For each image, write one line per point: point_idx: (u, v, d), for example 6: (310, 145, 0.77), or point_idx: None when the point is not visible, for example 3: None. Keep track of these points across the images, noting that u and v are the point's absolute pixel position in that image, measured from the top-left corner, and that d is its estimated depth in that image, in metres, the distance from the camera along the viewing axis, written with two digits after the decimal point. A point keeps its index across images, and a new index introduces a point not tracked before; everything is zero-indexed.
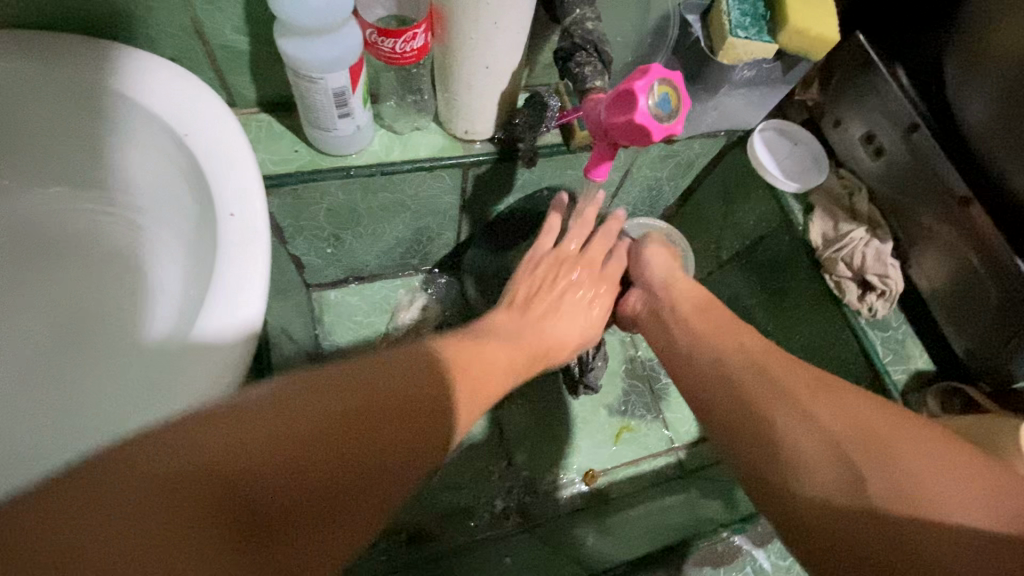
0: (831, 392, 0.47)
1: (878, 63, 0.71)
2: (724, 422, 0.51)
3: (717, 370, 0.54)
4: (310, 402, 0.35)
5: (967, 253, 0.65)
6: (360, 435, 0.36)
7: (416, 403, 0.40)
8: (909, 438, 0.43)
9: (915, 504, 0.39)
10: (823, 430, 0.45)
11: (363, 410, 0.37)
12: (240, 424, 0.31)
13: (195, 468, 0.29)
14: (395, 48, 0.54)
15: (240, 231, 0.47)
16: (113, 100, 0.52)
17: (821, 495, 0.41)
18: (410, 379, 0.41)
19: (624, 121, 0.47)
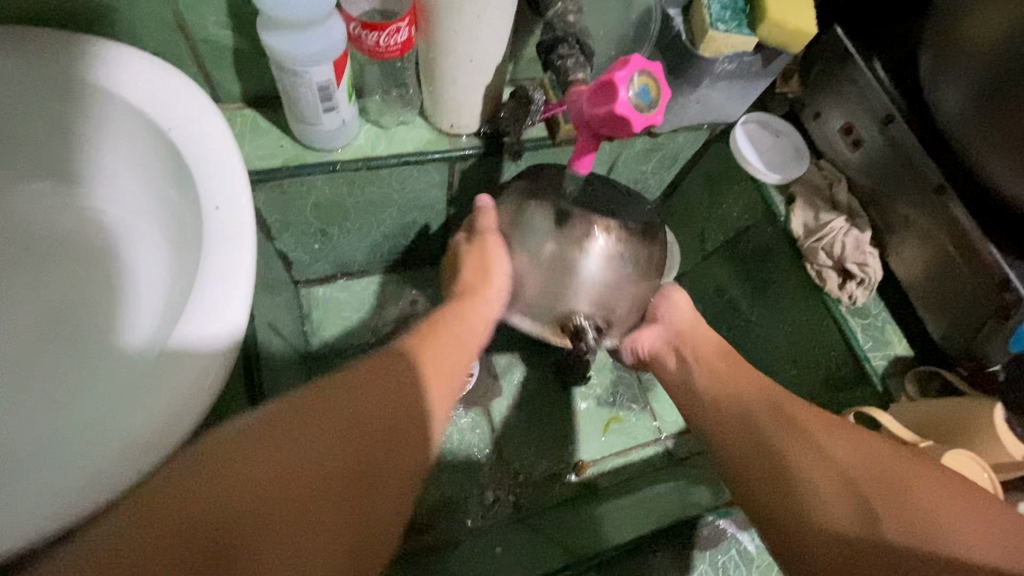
0: (841, 428, 0.51)
1: (855, 54, 0.72)
2: (739, 456, 0.54)
3: (739, 410, 0.56)
4: (284, 439, 0.44)
5: (942, 241, 0.66)
6: (330, 462, 0.44)
7: (373, 421, 0.48)
8: (904, 467, 0.47)
9: (924, 535, 0.43)
10: (835, 466, 0.49)
11: (328, 431, 0.45)
12: (228, 469, 0.40)
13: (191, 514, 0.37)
14: (378, 41, 0.55)
15: (226, 226, 0.47)
16: (96, 96, 0.52)
17: (838, 529, 0.45)
18: (368, 396, 0.49)
19: (605, 113, 0.47)
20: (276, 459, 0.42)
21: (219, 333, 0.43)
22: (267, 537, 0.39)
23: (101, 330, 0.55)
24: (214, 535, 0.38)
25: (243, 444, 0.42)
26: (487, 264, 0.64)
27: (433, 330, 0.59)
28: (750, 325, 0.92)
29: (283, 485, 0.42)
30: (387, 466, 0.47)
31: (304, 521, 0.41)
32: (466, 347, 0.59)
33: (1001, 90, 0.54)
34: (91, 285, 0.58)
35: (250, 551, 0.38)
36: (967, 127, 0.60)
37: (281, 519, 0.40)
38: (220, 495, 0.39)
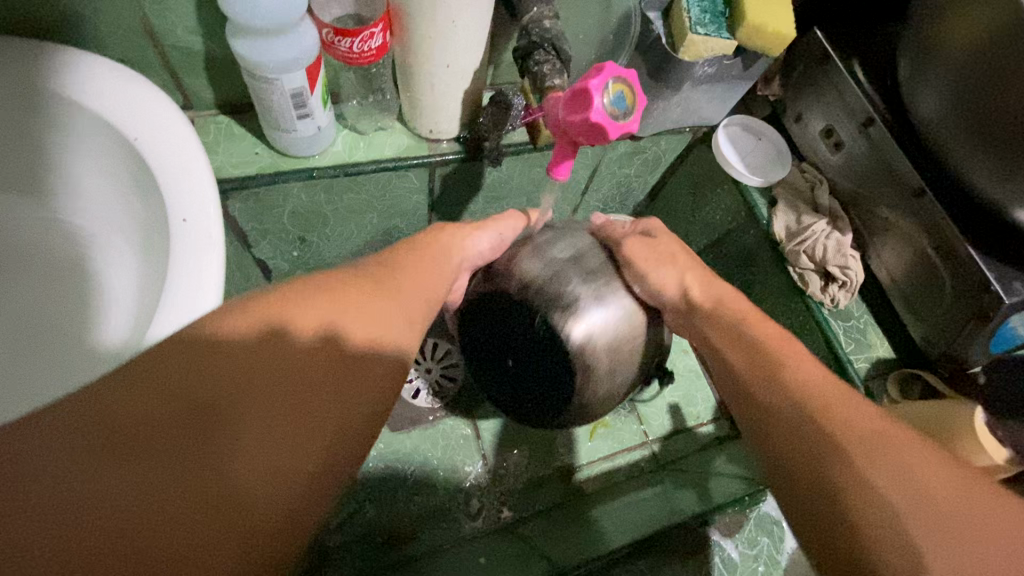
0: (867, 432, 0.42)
1: (834, 57, 0.72)
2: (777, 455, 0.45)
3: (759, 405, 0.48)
4: (255, 324, 0.37)
5: (922, 243, 0.66)
6: (309, 354, 0.37)
7: (343, 313, 0.40)
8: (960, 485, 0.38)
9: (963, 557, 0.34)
10: (861, 478, 0.39)
11: (306, 324, 0.38)
12: (191, 357, 0.34)
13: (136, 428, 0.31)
14: (352, 48, 0.54)
15: (193, 238, 0.46)
16: (59, 105, 0.51)
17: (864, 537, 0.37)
18: (358, 327, 0.40)
19: (581, 121, 0.47)
20: (247, 348, 0.36)
21: None
22: (244, 432, 0.33)
23: (73, 345, 0.54)
24: (183, 430, 0.32)
25: (203, 352, 0.35)
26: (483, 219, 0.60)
27: (409, 253, 0.50)
28: None
29: (252, 375, 0.35)
30: (372, 364, 0.40)
31: (286, 418, 0.35)
32: (443, 277, 0.51)
33: (979, 92, 0.54)
34: (62, 300, 0.56)
35: (223, 443, 0.33)
36: (945, 131, 0.60)
37: (258, 413, 0.34)
38: (183, 378, 0.33)
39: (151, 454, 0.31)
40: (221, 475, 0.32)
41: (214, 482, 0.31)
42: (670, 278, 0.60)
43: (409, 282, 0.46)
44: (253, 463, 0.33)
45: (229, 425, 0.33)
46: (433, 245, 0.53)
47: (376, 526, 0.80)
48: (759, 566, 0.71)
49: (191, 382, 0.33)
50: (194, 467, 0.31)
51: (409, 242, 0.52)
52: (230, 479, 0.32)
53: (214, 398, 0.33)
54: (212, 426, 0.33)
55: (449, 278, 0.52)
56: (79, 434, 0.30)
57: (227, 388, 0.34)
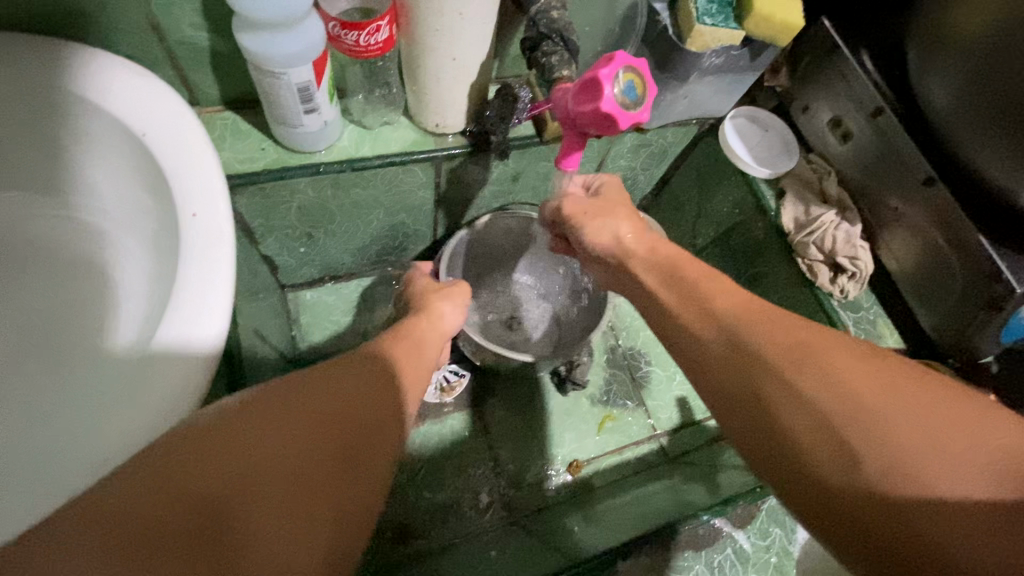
0: (814, 356, 0.41)
1: (842, 47, 0.71)
2: (732, 418, 0.44)
3: (723, 397, 0.44)
4: (268, 405, 0.37)
5: (934, 235, 0.65)
6: (321, 431, 0.37)
7: (346, 381, 0.42)
8: (904, 398, 0.37)
9: (929, 484, 0.33)
10: (813, 411, 0.39)
11: (317, 402, 0.39)
12: (211, 436, 0.33)
13: (162, 504, 0.29)
14: (358, 41, 0.53)
15: (203, 233, 0.46)
16: (70, 103, 0.50)
17: (821, 478, 0.37)
18: (361, 396, 0.42)
19: (592, 110, 0.47)
20: (259, 426, 0.35)
21: (200, 346, 0.41)
22: (268, 508, 0.32)
23: (84, 345, 0.53)
24: (208, 509, 0.30)
25: (223, 425, 0.34)
26: (443, 292, 0.66)
27: (396, 339, 0.54)
28: None
29: (271, 454, 0.34)
30: (375, 441, 0.40)
31: (305, 497, 0.34)
32: (427, 354, 0.54)
33: (991, 82, 0.54)
34: (71, 297, 0.56)
35: (245, 519, 0.31)
36: (956, 118, 0.60)
37: (278, 486, 0.33)
38: (208, 449, 0.32)
39: (187, 528, 0.29)
40: (247, 556, 0.30)
41: (236, 560, 0.30)
42: (604, 228, 0.63)
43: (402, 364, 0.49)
44: (276, 540, 0.32)
45: (253, 504, 0.32)
46: (416, 327, 0.58)
47: (386, 523, 0.79)
48: (770, 556, 0.71)
49: (210, 461, 0.32)
50: (223, 544, 0.30)
51: (398, 327, 0.57)
52: (253, 561, 0.30)
53: (231, 472, 0.32)
54: (240, 497, 0.32)
55: (433, 355, 0.56)
56: (110, 513, 0.28)
57: (241, 465, 0.33)
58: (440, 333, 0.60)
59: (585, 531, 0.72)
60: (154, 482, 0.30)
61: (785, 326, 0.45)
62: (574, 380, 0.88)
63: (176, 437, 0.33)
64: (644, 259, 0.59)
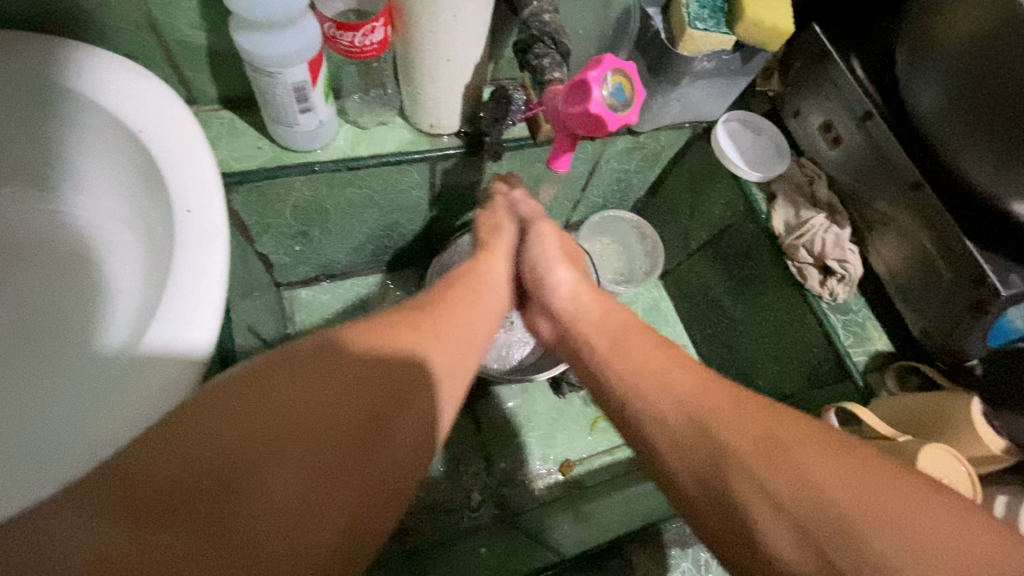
0: (771, 442, 0.43)
1: (832, 53, 0.72)
2: (693, 499, 0.44)
3: (674, 443, 0.46)
4: (271, 384, 0.38)
5: (921, 239, 0.66)
6: (325, 417, 0.38)
7: (369, 352, 0.42)
8: (888, 503, 0.38)
9: (882, 562, 0.36)
10: (767, 491, 0.41)
11: (339, 376, 0.40)
12: (206, 419, 0.36)
13: (171, 481, 0.33)
14: (354, 42, 0.54)
15: (197, 230, 0.46)
16: (68, 99, 0.51)
17: (776, 556, 0.39)
18: (384, 373, 0.42)
19: (581, 112, 0.48)
20: (265, 402, 0.37)
21: (194, 340, 0.42)
22: (283, 483, 0.36)
23: (77, 339, 0.54)
24: (211, 486, 0.34)
25: (229, 401, 0.37)
26: (493, 244, 0.63)
27: (437, 302, 0.51)
28: (735, 322, 0.92)
29: (271, 440, 0.36)
30: (402, 421, 0.41)
31: (309, 486, 0.36)
32: (483, 315, 0.53)
33: (976, 90, 0.55)
34: (63, 292, 0.56)
35: (254, 500, 0.34)
36: (941, 124, 0.61)
37: (289, 461, 0.36)
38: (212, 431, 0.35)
39: (186, 507, 0.33)
40: (255, 538, 0.34)
41: (242, 538, 0.33)
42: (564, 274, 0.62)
43: (439, 338, 0.47)
44: (284, 519, 0.35)
45: (257, 491, 0.35)
46: (468, 279, 0.57)
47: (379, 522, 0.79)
48: None
49: (214, 438, 0.35)
50: (226, 520, 0.33)
51: (450, 281, 0.56)
52: (256, 536, 0.34)
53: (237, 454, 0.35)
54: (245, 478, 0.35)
55: (489, 318, 0.54)
56: (112, 495, 0.32)
57: (249, 442, 0.36)
58: (494, 287, 0.58)
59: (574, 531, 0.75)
60: (162, 459, 0.34)
61: (746, 411, 0.45)
62: (570, 381, 0.89)
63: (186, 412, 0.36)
64: (597, 318, 0.58)
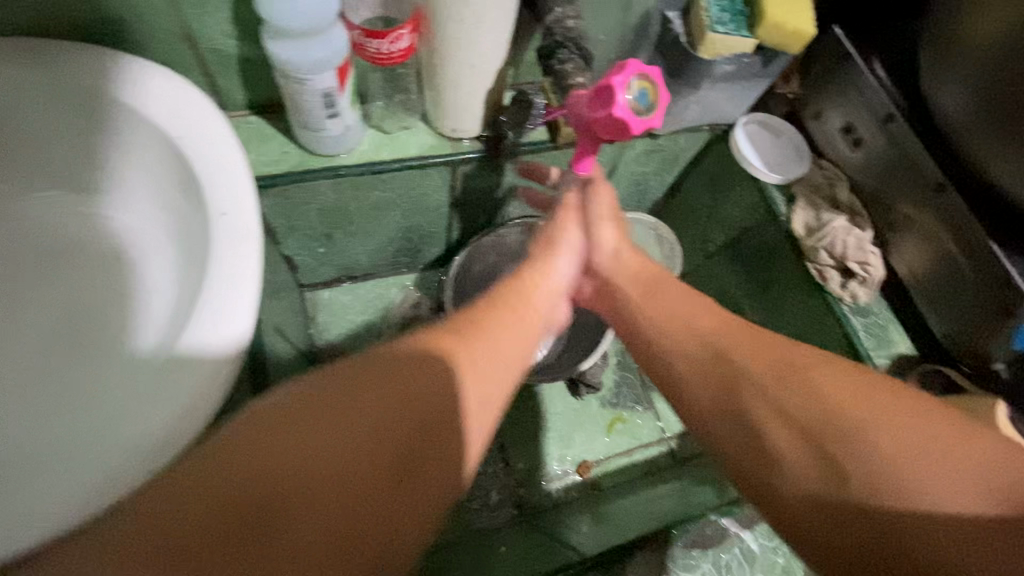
0: (796, 375, 0.46)
1: (854, 55, 0.72)
2: (712, 427, 0.49)
3: (708, 391, 0.50)
4: (318, 408, 0.40)
5: (945, 241, 0.66)
6: (360, 442, 0.40)
7: (406, 377, 0.43)
8: (904, 428, 0.41)
9: (909, 504, 0.39)
10: (796, 422, 0.45)
11: (377, 403, 0.41)
12: (235, 461, 0.36)
13: (223, 506, 0.35)
14: (380, 49, 0.56)
15: (232, 231, 0.48)
16: (108, 107, 0.53)
17: (806, 491, 0.42)
18: (421, 398, 0.43)
19: (605, 117, 0.48)
20: (307, 429, 0.39)
21: (229, 339, 0.44)
22: (321, 510, 0.37)
23: (112, 338, 0.56)
24: (258, 511, 0.36)
25: (275, 426, 0.39)
26: (556, 243, 0.62)
27: (483, 308, 0.53)
28: (753, 325, 0.92)
29: (315, 466, 0.38)
30: (434, 449, 0.42)
31: (344, 506, 0.38)
32: (530, 320, 0.54)
33: (1001, 90, 0.55)
34: (99, 292, 0.58)
35: (295, 524, 0.36)
36: (966, 126, 0.61)
37: (328, 488, 0.38)
38: (260, 457, 0.37)
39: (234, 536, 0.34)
40: (293, 568, 0.35)
41: (283, 566, 0.35)
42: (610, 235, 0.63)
43: (482, 347, 0.48)
44: (321, 547, 0.37)
45: (301, 515, 0.37)
46: (516, 282, 0.58)
47: None
48: None
49: (261, 462, 0.37)
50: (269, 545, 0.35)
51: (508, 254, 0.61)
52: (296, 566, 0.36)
53: (282, 481, 0.37)
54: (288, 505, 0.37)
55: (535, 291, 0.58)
56: (170, 516, 0.34)
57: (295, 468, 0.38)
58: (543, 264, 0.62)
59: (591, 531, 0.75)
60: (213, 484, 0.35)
61: (770, 352, 0.49)
62: (588, 382, 0.90)
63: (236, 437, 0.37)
64: (630, 275, 0.61)
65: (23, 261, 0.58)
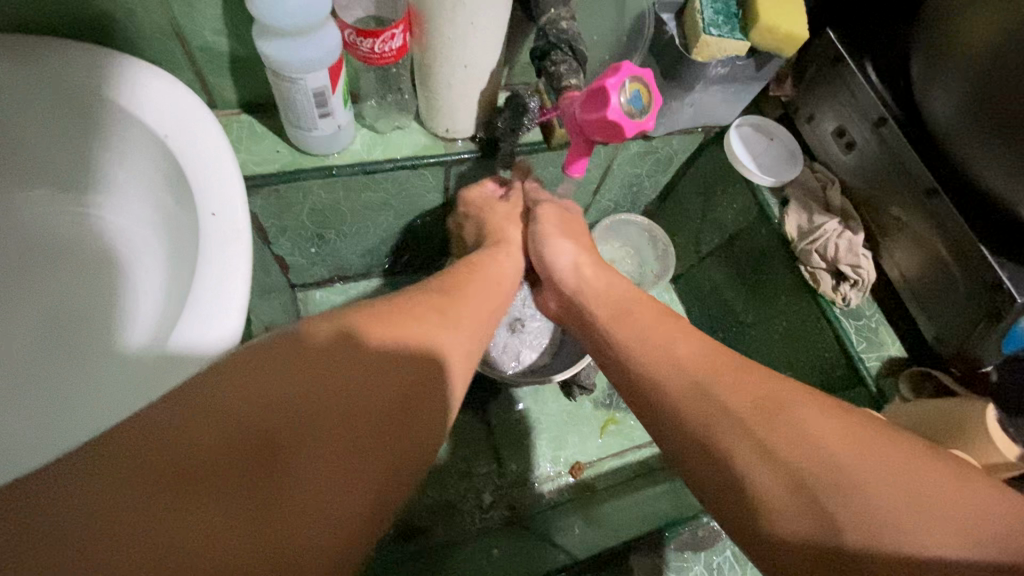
0: (773, 415, 0.43)
1: (847, 58, 0.72)
2: (697, 468, 0.45)
3: (685, 416, 0.47)
4: (300, 355, 0.39)
5: (937, 245, 0.66)
6: (347, 392, 0.39)
7: (387, 333, 0.43)
8: (870, 455, 0.39)
9: (889, 541, 0.35)
10: (781, 463, 0.41)
11: (360, 355, 0.41)
12: (218, 407, 0.35)
13: (205, 454, 0.33)
14: (373, 48, 0.55)
15: (222, 232, 0.47)
16: (95, 103, 0.53)
17: (781, 531, 0.39)
18: (402, 354, 0.43)
19: (599, 118, 0.48)
20: (291, 378, 0.38)
21: (219, 340, 0.43)
22: (309, 456, 0.36)
23: (100, 338, 0.55)
24: (245, 458, 0.34)
25: (259, 374, 0.37)
26: (480, 266, 0.60)
27: (451, 292, 0.52)
28: (746, 326, 0.92)
29: (300, 409, 0.37)
30: (419, 401, 0.42)
31: (334, 455, 0.37)
32: (493, 310, 0.55)
33: (993, 93, 0.55)
34: (88, 292, 0.57)
35: (285, 471, 0.35)
36: (958, 130, 0.61)
37: (318, 435, 0.37)
38: (242, 406, 0.36)
39: (218, 482, 0.33)
40: (284, 513, 0.34)
41: (273, 512, 0.34)
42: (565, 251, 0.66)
43: (453, 316, 0.49)
44: (315, 494, 0.35)
45: (288, 455, 0.36)
46: (483, 278, 0.58)
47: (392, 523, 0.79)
48: None
49: (245, 410, 0.36)
50: (258, 492, 0.34)
51: (466, 273, 0.58)
52: (288, 510, 0.34)
53: (268, 429, 0.36)
54: (273, 453, 0.35)
55: (495, 307, 0.56)
56: (147, 467, 0.32)
57: (281, 418, 0.36)
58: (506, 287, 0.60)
59: (583, 532, 0.75)
60: (195, 432, 0.34)
61: (749, 379, 0.47)
62: (581, 384, 0.89)
63: (216, 385, 0.36)
64: (598, 293, 0.62)
65: (11, 261, 0.57)
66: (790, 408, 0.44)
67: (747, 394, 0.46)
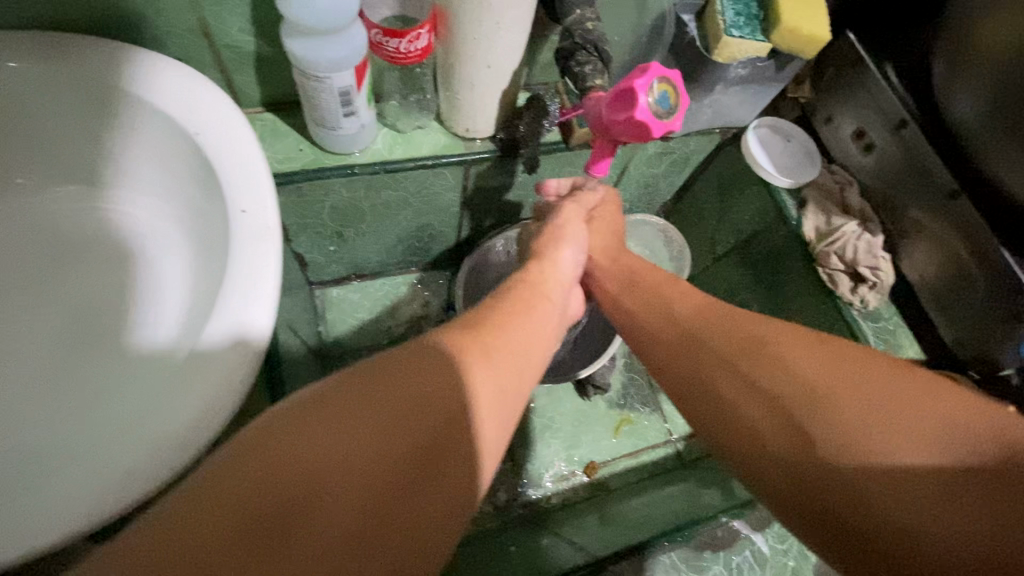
0: (768, 354, 0.44)
1: (868, 61, 0.72)
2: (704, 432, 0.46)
3: (691, 392, 0.47)
4: (324, 412, 0.35)
5: (957, 248, 0.66)
6: (375, 449, 0.35)
7: (419, 372, 0.39)
8: (867, 386, 0.39)
9: (873, 454, 0.36)
10: (763, 396, 0.42)
11: (391, 402, 0.37)
12: (237, 479, 0.31)
13: (222, 536, 0.29)
14: (398, 48, 0.56)
15: (251, 229, 0.48)
16: (123, 101, 0.53)
17: (766, 451, 0.40)
18: (437, 397, 0.39)
19: (625, 119, 0.49)
20: (315, 437, 0.34)
21: (250, 336, 0.44)
22: (334, 527, 0.32)
23: (126, 333, 0.56)
24: (268, 536, 0.30)
25: (280, 437, 0.33)
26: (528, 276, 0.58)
27: (487, 317, 0.49)
28: None
29: (324, 473, 0.33)
30: (453, 451, 0.38)
31: (362, 524, 0.33)
32: (540, 317, 0.52)
33: (1014, 94, 0.55)
34: (112, 288, 0.58)
35: (309, 547, 0.31)
36: (982, 134, 0.60)
37: (344, 503, 0.33)
38: (264, 475, 0.32)
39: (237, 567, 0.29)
40: None
41: None
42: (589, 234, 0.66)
43: (491, 343, 0.45)
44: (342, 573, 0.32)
45: (314, 530, 0.32)
46: (528, 288, 0.55)
47: None
48: (788, 560, 0.74)
49: (266, 479, 0.32)
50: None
51: (513, 285, 0.56)
52: None
53: (291, 500, 0.32)
54: (296, 528, 0.31)
55: (547, 331, 0.52)
56: (160, 555, 0.28)
57: (303, 485, 0.32)
58: (556, 298, 0.56)
59: (598, 530, 0.76)
60: (212, 511, 0.30)
61: (740, 324, 0.48)
62: (596, 383, 0.90)
63: (236, 455, 0.32)
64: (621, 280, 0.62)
65: (38, 256, 0.58)
66: (771, 347, 0.44)
67: (734, 336, 0.47)
